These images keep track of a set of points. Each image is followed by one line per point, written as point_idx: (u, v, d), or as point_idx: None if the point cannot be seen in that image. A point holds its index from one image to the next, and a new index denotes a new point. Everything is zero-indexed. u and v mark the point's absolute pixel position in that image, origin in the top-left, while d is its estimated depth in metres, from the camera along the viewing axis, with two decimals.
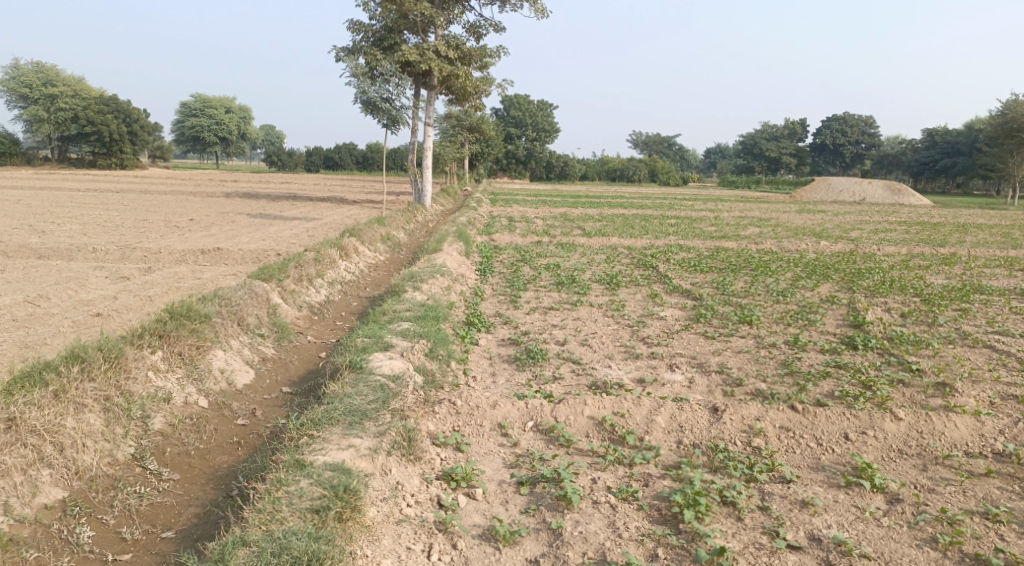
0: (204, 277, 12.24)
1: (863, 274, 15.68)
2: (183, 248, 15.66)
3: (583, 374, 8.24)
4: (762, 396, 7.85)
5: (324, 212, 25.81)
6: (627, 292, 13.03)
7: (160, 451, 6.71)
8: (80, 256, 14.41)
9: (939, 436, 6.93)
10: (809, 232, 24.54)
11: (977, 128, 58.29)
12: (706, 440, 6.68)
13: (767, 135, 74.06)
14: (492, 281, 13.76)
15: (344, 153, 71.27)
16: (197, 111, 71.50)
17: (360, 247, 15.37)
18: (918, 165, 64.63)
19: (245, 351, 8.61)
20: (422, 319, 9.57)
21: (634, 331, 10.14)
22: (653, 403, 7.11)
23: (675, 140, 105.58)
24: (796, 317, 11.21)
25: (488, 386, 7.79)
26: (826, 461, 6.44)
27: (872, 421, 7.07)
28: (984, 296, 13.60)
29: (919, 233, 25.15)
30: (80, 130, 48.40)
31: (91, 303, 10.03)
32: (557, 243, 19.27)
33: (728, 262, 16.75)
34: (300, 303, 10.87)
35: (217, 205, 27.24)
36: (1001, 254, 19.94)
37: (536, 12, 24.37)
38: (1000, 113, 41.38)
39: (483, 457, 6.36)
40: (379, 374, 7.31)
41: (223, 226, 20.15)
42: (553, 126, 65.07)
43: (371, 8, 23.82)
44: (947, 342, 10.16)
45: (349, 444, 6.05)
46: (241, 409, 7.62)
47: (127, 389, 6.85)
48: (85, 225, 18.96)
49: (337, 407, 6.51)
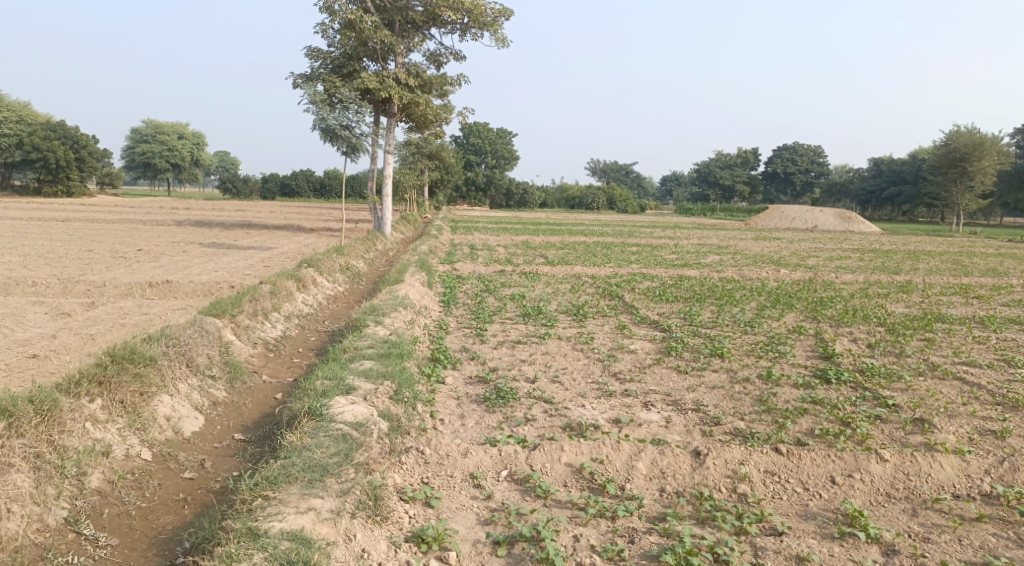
0: (152, 312, 11.61)
1: (826, 303, 15.62)
2: (131, 280, 14.95)
3: (556, 415, 7.83)
4: (741, 436, 7.53)
5: (280, 241, 25.16)
6: (594, 323, 12.70)
7: (97, 513, 6.13)
8: (19, 290, 13.64)
9: (926, 478, 6.65)
10: (767, 260, 24.64)
11: (921, 158, 60.01)
12: (690, 487, 6.36)
13: (720, 163, 75.22)
14: (457, 313, 13.34)
15: (301, 180, 70.69)
16: (149, 137, 70.21)
17: (318, 279, 14.82)
18: (866, 193, 66.21)
19: (194, 395, 8.04)
20: (385, 357, 9.09)
21: (606, 367, 9.78)
22: (633, 446, 6.75)
23: (631, 167, 106.98)
24: (766, 349, 10.98)
25: (457, 431, 7.35)
26: (815, 509, 6.17)
27: (858, 462, 6.76)
28: (946, 325, 13.59)
29: (873, 260, 25.43)
30: (25, 156, 46.37)
31: (28, 343, 9.36)
32: (519, 273, 18.91)
33: (692, 292, 16.59)
34: (255, 339, 10.32)
35: (168, 233, 26.36)
36: (955, 281, 20.19)
37: (496, 41, 24.34)
38: (943, 143, 42.48)
39: (456, 513, 5.91)
40: (340, 422, 6.81)
41: (173, 257, 19.41)
42: (512, 153, 65.29)
43: (329, 34, 23.47)
44: (918, 374, 10.00)
45: (310, 506, 5.57)
46: (188, 460, 7.07)
47: (61, 444, 6.28)
48: (26, 256, 18.07)
49: (295, 462, 6.00)
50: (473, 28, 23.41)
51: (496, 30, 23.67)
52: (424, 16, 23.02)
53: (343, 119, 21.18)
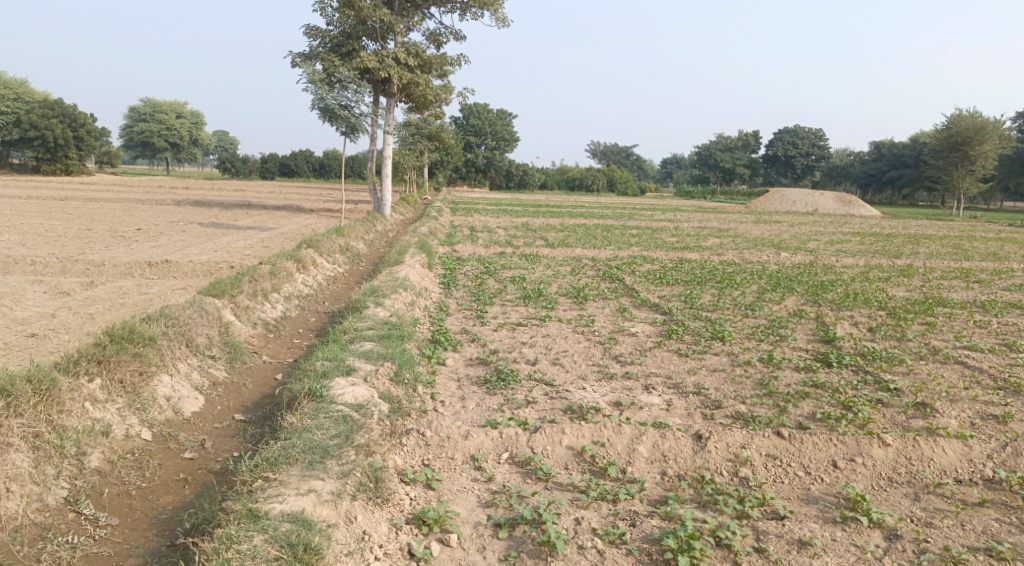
0: (152, 292, 11.55)
1: (827, 286, 15.57)
2: (129, 260, 14.89)
3: (557, 398, 7.80)
4: (743, 420, 7.51)
5: (280, 221, 25.05)
6: (595, 306, 12.65)
7: (97, 493, 6.12)
8: (17, 269, 13.58)
9: (929, 463, 6.63)
10: (768, 243, 24.54)
11: (923, 141, 59.71)
12: (691, 471, 6.34)
13: (721, 146, 74.80)
14: (457, 295, 13.29)
15: (300, 160, 70.37)
16: (147, 117, 69.84)
17: (317, 260, 14.75)
18: (866, 177, 66.01)
19: (194, 375, 8.02)
20: (385, 338, 9.05)
21: (606, 349, 9.76)
22: (635, 429, 6.72)
23: (632, 149, 106.57)
24: (767, 333, 10.94)
25: (458, 413, 7.33)
26: (817, 493, 6.16)
27: (860, 446, 6.73)
28: (947, 309, 13.55)
29: (873, 244, 25.36)
30: (22, 135, 46.18)
31: (26, 322, 9.31)
32: (520, 255, 18.84)
33: (692, 275, 16.54)
34: (254, 320, 10.28)
35: (167, 213, 26.24)
36: (956, 265, 20.09)
37: (498, 21, 24.10)
38: (945, 126, 42.21)
39: (456, 495, 5.89)
40: (340, 403, 6.78)
41: (172, 236, 19.31)
42: (512, 135, 64.95)
43: (328, 13, 23.23)
44: (919, 359, 9.96)
45: (310, 488, 5.54)
46: (188, 440, 7.05)
47: (59, 424, 6.26)
48: (24, 235, 17.98)
49: (295, 444, 5.98)
50: (474, 7, 23.17)
51: (497, 9, 23.43)
52: None
53: (342, 99, 21.01)
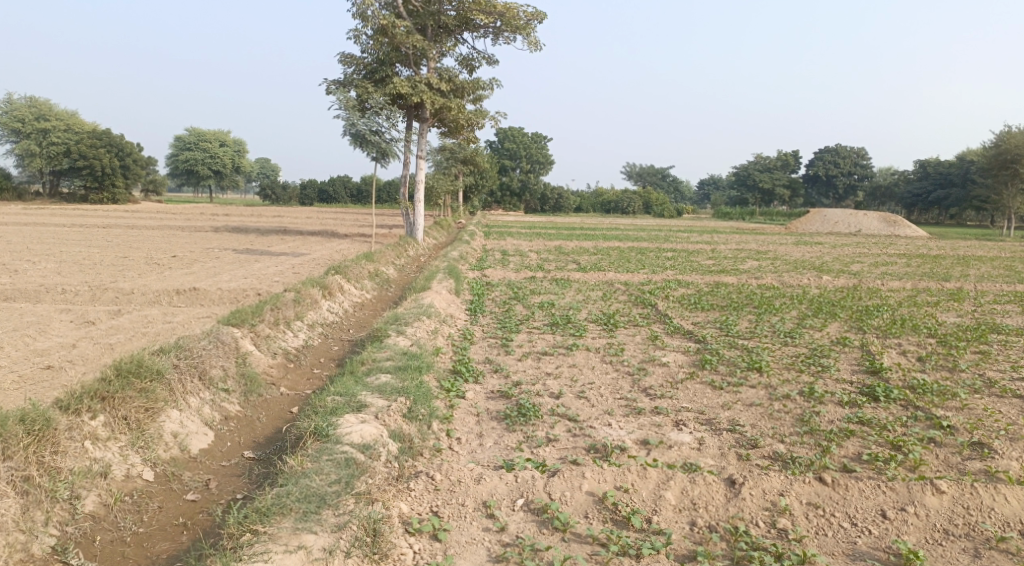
0: (176, 321, 11.36)
1: (872, 312, 14.82)
2: (160, 287, 14.80)
3: (580, 435, 7.33)
4: (781, 461, 6.95)
5: (313, 247, 24.99)
6: (625, 334, 12.14)
7: (88, 540, 5.83)
8: (48, 298, 13.54)
9: (989, 513, 6.00)
10: (809, 266, 23.76)
11: (970, 161, 58.10)
12: (723, 521, 5.83)
13: (759, 165, 73.63)
14: (483, 322, 12.88)
15: (338, 186, 71.19)
16: (191, 145, 71.04)
17: (345, 285, 14.50)
18: (912, 197, 64.32)
19: (205, 409, 7.72)
20: (402, 370, 8.66)
21: (636, 381, 9.25)
22: (661, 474, 6.23)
23: (669, 171, 106.14)
24: (808, 362, 10.33)
25: (474, 452, 6.93)
26: (864, 548, 5.62)
27: (912, 494, 6.13)
28: (1002, 337, 12.73)
29: (920, 266, 24.39)
30: (72, 165, 47.60)
31: (46, 353, 9.13)
32: (550, 279, 18.40)
33: (729, 299, 15.93)
34: (275, 349, 9.97)
35: (203, 240, 26.35)
36: (1009, 288, 19.15)
37: (530, 45, 23.94)
38: (994, 145, 40.80)
39: (465, 548, 5.47)
40: (346, 444, 6.40)
41: (205, 263, 19.28)
42: (547, 158, 64.96)
43: (362, 41, 23.24)
44: (974, 392, 9.24)
45: (301, 544, 5.20)
46: (192, 480, 6.73)
47: (52, 466, 5.97)
48: (62, 263, 18.12)
49: (292, 492, 5.63)
50: (506, 32, 23.04)
51: (529, 34, 23.26)
52: (457, 21, 22.70)
53: (373, 124, 20.87)
